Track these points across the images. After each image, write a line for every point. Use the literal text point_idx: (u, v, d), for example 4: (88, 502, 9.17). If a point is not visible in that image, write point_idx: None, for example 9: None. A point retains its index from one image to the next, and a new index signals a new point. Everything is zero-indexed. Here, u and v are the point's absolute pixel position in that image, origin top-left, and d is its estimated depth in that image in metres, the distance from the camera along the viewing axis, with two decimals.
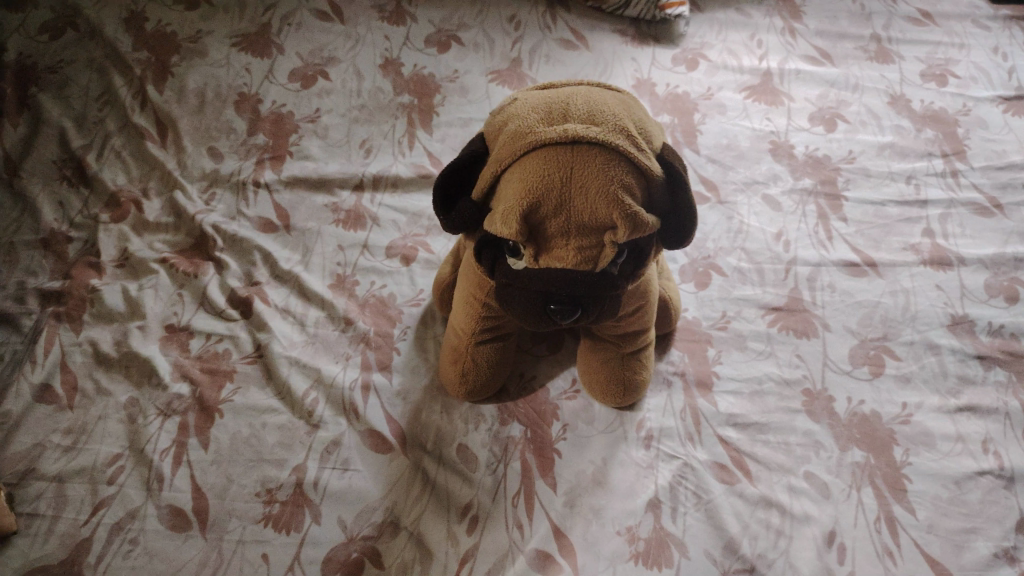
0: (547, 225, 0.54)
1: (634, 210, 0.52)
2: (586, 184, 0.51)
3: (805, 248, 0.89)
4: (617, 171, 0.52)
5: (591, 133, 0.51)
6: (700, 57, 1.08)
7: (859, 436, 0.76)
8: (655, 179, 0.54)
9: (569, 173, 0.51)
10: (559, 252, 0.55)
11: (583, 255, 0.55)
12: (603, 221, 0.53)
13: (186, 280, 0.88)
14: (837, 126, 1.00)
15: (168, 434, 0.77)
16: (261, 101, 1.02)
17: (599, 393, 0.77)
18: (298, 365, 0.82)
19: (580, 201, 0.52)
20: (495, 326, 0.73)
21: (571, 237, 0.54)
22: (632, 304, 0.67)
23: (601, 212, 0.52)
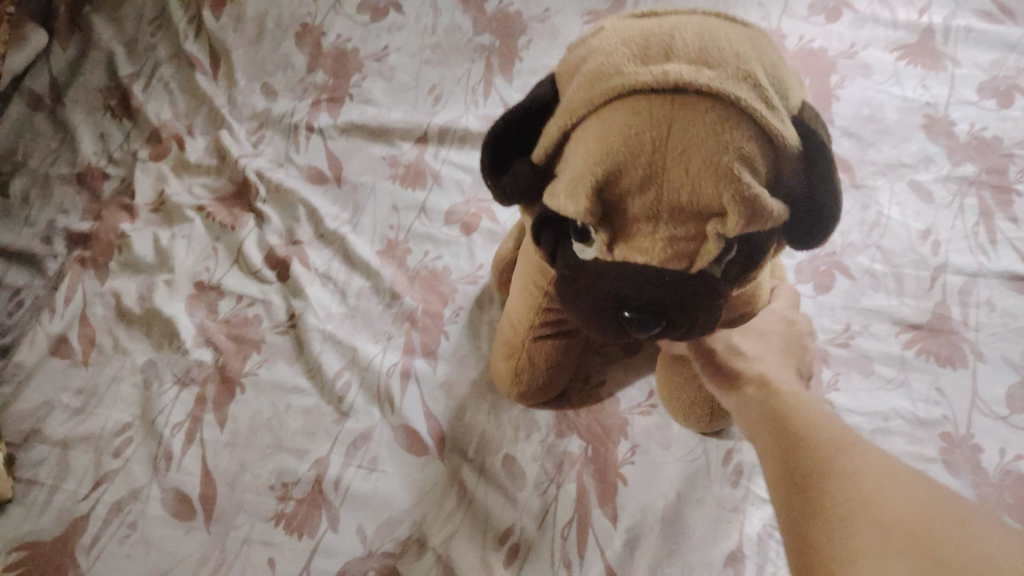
0: (631, 204, 0.39)
1: (754, 193, 0.37)
2: (689, 151, 0.37)
3: (958, 253, 0.71)
4: (733, 136, 0.37)
5: (702, 78, 0.37)
6: (845, 6, 0.89)
7: (1010, 502, 0.59)
8: (787, 149, 0.39)
9: (663, 135, 0.37)
10: (640, 239, 0.40)
11: (678, 250, 0.40)
12: (707, 205, 0.38)
13: (222, 232, 0.78)
14: (1015, 101, 0.80)
15: (183, 406, 0.69)
16: (324, 34, 0.90)
17: (685, 411, 0.62)
18: (333, 342, 0.71)
19: (677, 175, 0.38)
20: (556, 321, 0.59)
21: (662, 223, 0.39)
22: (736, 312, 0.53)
23: (705, 192, 0.38)
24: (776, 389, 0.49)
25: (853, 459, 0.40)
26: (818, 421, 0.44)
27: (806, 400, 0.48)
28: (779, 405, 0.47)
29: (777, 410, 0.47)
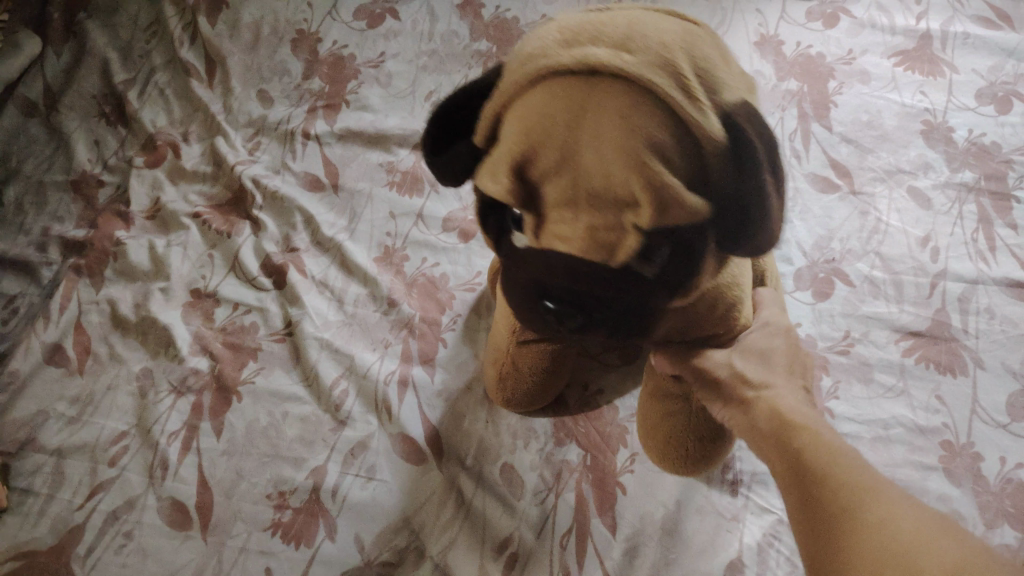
0: (548, 189, 0.38)
1: (669, 184, 0.35)
2: (600, 136, 0.35)
3: (957, 259, 0.71)
4: (646, 122, 0.35)
5: (615, 59, 0.34)
6: (842, 13, 0.88)
7: (1012, 510, 0.58)
8: (716, 145, 0.35)
9: (575, 117, 0.35)
10: (559, 226, 0.38)
11: (596, 241, 0.38)
12: (621, 194, 0.36)
13: (218, 239, 0.78)
14: (1013, 107, 0.80)
15: (180, 415, 0.68)
16: (321, 40, 0.89)
17: (657, 445, 0.60)
18: (329, 350, 0.71)
19: (589, 159, 0.36)
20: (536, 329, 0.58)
21: (579, 210, 0.37)
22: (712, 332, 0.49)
23: (617, 180, 0.35)
24: (786, 411, 0.45)
25: (871, 485, 0.37)
26: (839, 452, 0.40)
27: (818, 424, 0.44)
28: (794, 431, 0.43)
29: (792, 436, 0.43)
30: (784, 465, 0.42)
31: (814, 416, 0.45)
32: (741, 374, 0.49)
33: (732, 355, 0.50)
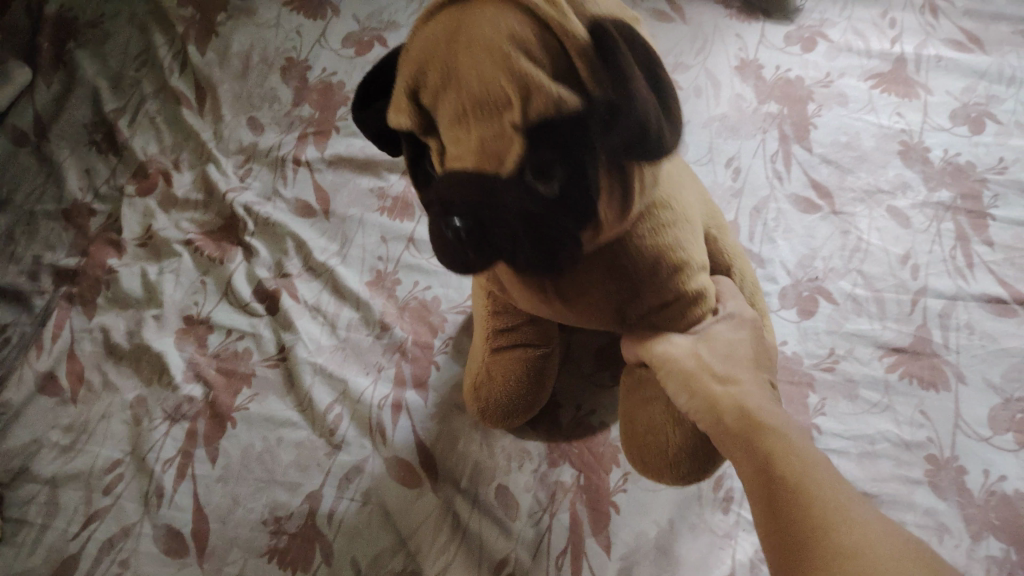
0: (440, 113, 0.39)
1: (537, 78, 0.36)
2: (471, 43, 0.37)
3: (937, 276, 0.73)
4: (513, 30, 0.36)
5: None
6: (819, 37, 0.91)
7: (996, 522, 0.60)
8: (580, 45, 0.37)
9: (451, 36, 0.37)
10: (451, 146, 0.39)
11: (485, 150, 0.37)
12: (495, 95, 0.36)
13: (210, 265, 0.79)
14: (986, 127, 0.82)
15: (174, 442, 0.68)
16: (310, 68, 0.91)
17: (647, 457, 0.56)
18: (323, 374, 0.72)
19: (464, 69, 0.37)
20: (508, 330, 0.61)
21: (465, 123, 0.38)
22: (652, 296, 0.49)
23: (490, 81, 0.36)
24: (755, 411, 0.46)
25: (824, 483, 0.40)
26: (810, 463, 0.42)
27: (786, 427, 0.45)
28: (762, 432, 0.44)
29: (760, 440, 0.44)
30: (752, 468, 0.43)
31: (780, 415, 0.47)
32: (707, 369, 0.50)
33: (695, 345, 0.51)
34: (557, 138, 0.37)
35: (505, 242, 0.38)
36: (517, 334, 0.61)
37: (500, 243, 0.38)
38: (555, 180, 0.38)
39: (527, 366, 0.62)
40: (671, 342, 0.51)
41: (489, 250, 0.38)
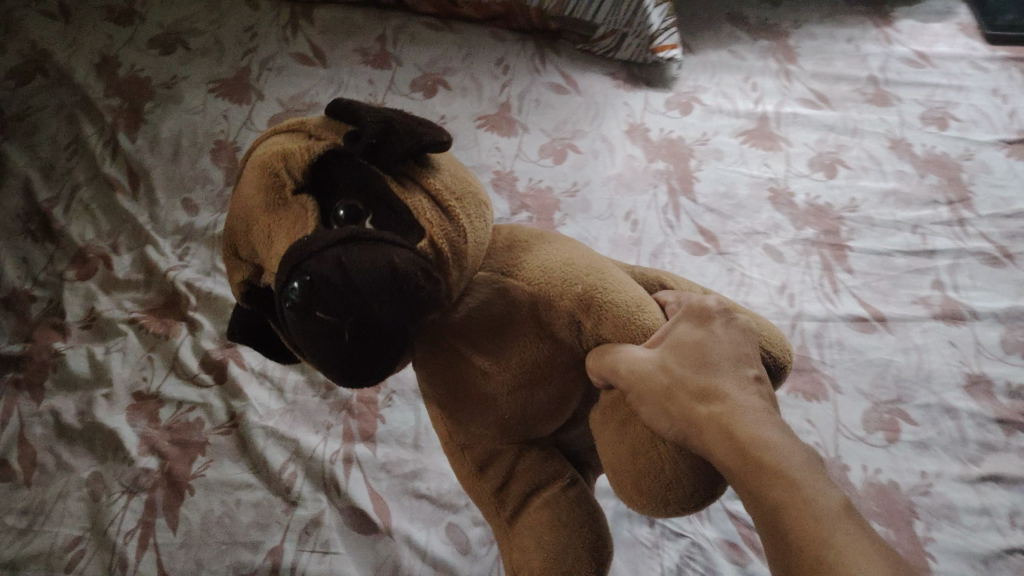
0: (253, 245, 0.42)
1: (293, 154, 0.40)
2: (246, 180, 0.42)
3: (810, 302, 0.85)
4: (269, 146, 0.42)
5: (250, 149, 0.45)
6: (694, 101, 1.04)
7: (876, 508, 0.71)
8: (325, 123, 0.42)
9: (236, 196, 0.43)
10: (271, 262, 0.40)
11: (293, 233, 0.39)
12: (273, 192, 0.40)
13: (156, 341, 0.83)
14: (838, 172, 0.96)
15: (134, 513, 0.71)
16: (239, 149, 0.97)
17: (648, 491, 0.42)
18: (275, 436, 0.76)
19: (246, 200, 0.41)
20: (508, 482, 0.51)
21: (267, 230, 0.40)
22: (562, 303, 0.43)
23: (262, 188, 0.40)
24: (742, 436, 0.37)
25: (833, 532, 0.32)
26: (814, 501, 0.34)
27: (781, 446, 0.36)
28: (758, 464, 0.36)
29: (763, 491, 0.35)
30: (766, 532, 0.35)
31: (780, 435, 0.37)
32: (684, 382, 0.40)
33: (662, 352, 0.42)
34: (343, 185, 0.39)
35: (337, 279, 0.33)
36: (522, 477, 0.50)
37: (334, 284, 0.33)
38: (369, 216, 0.38)
39: (564, 507, 0.49)
40: (637, 357, 0.41)
41: (335, 303, 0.34)
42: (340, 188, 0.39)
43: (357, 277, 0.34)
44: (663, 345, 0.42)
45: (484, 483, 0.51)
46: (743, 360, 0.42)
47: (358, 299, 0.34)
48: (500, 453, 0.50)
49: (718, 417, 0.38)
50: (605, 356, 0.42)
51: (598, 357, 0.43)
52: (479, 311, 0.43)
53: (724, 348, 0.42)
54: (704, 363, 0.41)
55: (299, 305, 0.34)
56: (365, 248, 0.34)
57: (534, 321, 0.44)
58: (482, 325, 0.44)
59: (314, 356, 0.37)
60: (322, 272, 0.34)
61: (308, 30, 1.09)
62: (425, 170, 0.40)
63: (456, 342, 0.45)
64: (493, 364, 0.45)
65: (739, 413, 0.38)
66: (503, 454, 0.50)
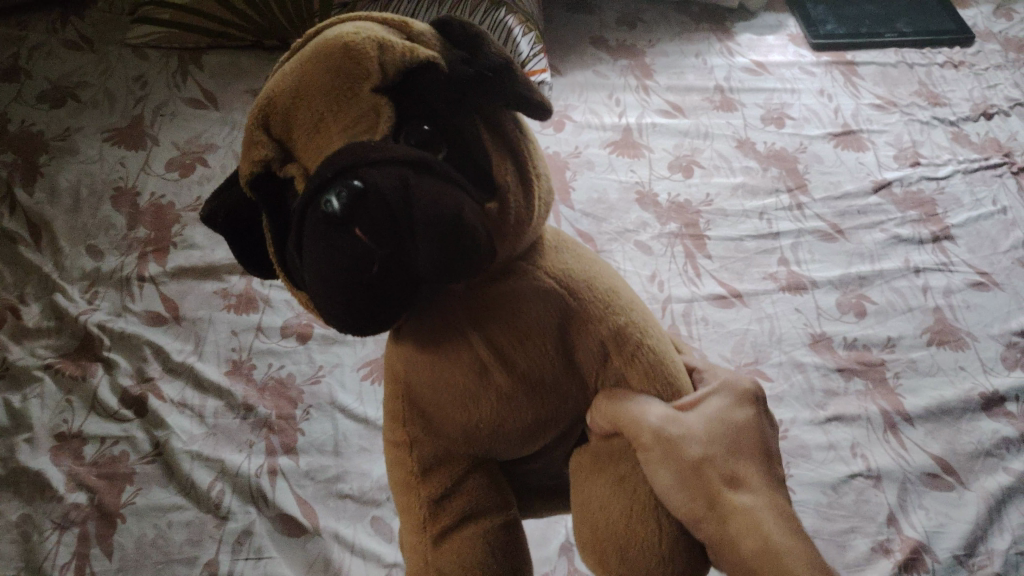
0: (297, 125, 0.42)
1: (391, 49, 0.41)
2: (318, 49, 0.42)
3: (677, 287, 0.96)
4: (356, 30, 0.43)
5: (324, 25, 0.45)
6: (566, 118, 1.15)
7: None
8: (425, 41, 0.44)
9: (297, 61, 0.43)
10: (318, 148, 0.41)
11: (355, 129, 0.40)
12: (348, 76, 0.41)
13: (73, 383, 0.86)
14: (694, 172, 1.09)
15: (67, 547, 0.74)
16: (139, 194, 1.01)
17: (629, 559, 0.44)
18: (200, 459, 0.81)
19: (310, 72, 0.41)
20: (449, 496, 0.48)
21: (322, 115, 0.41)
22: (599, 326, 0.46)
23: (337, 66, 0.41)
24: (761, 528, 0.43)
25: None
26: None
27: (790, 548, 0.43)
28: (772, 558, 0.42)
29: None
30: None
31: (790, 538, 0.43)
32: (709, 456, 0.45)
33: (691, 422, 0.46)
34: (419, 105, 0.42)
35: (395, 200, 0.36)
36: (466, 496, 0.48)
37: (389, 201, 0.36)
38: (441, 148, 0.42)
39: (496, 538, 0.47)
40: (677, 418, 0.46)
41: (382, 224, 0.36)
42: (413, 107, 0.42)
43: (415, 210, 0.36)
44: (699, 412, 0.48)
45: (423, 489, 0.48)
46: (768, 453, 0.48)
47: (408, 231, 0.37)
48: (449, 458, 0.48)
49: (737, 503, 0.44)
50: (625, 404, 0.46)
51: (614, 402, 0.46)
52: (514, 299, 0.45)
53: (751, 437, 0.48)
54: (730, 444, 0.46)
55: (334, 215, 0.36)
56: (431, 188, 0.37)
57: (558, 331, 0.46)
58: (524, 305, 0.45)
59: (317, 274, 0.38)
60: (381, 185, 0.36)
61: (197, 74, 1.14)
62: (494, 136, 0.44)
63: (468, 318, 0.45)
64: (498, 360, 0.44)
65: (757, 506, 0.44)
66: (452, 460, 0.48)
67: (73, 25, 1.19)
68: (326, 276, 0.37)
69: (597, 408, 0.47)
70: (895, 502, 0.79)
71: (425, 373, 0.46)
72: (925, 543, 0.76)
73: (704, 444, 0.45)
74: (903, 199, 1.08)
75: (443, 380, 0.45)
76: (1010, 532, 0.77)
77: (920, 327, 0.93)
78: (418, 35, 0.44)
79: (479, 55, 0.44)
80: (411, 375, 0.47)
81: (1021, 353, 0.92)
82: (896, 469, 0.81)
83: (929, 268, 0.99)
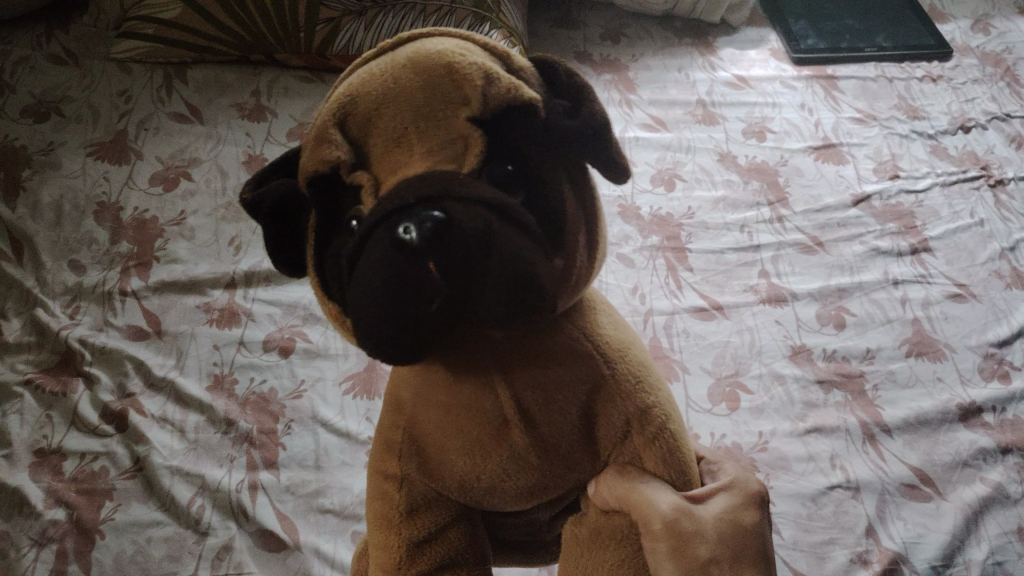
0: (375, 136, 0.41)
1: (494, 79, 0.41)
2: (418, 61, 0.42)
3: (659, 299, 0.97)
4: (461, 50, 0.43)
5: (422, 37, 0.45)
6: None
7: None
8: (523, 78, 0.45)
9: (390, 65, 0.42)
10: (392, 163, 0.41)
11: (439, 155, 0.40)
12: (447, 100, 0.41)
13: (54, 399, 0.85)
14: (676, 186, 1.10)
15: (45, 564, 0.74)
16: (122, 209, 1.01)
17: None
18: (180, 474, 0.80)
19: (405, 81, 0.41)
20: (430, 541, 0.48)
21: (406, 130, 0.41)
22: (627, 401, 0.46)
23: (437, 86, 0.41)
24: None
25: None
26: None
27: None
28: None
29: None
30: None
31: None
32: (714, 557, 0.45)
33: (701, 516, 0.46)
34: (502, 144, 0.42)
35: (474, 242, 0.36)
36: (447, 544, 0.48)
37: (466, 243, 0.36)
38: (519, 193, 0.42)
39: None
40: (690, 511, 0.46)
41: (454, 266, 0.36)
42: (499, 147, 0.42)
43: (493, 256, 0.37)
44: (710, 508, 0.48)
45: (406, 529, 0.48)
46: (769, 558, 0.48)
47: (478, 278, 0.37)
48: (438, 498, 0.48)
49: None
50: (635, 487, 0.46)
51: (625, 482, 0.46)
52: (568, 349, 0.46)
53: (755, 539, 0.48)
54: (734, 545, 0.46)
55: (410, 245, 0.36)
56: (510, 240, 0.37)
57: (593, 392, 0.46)
58: (565, 361, 0.46)
59: (367, 299, 0.37)
60: (464, 224, 0.36)
61: (182, 89, 1.15)
62: (574, 188, 0.45)
63: (522, 358, 0.45)
64: (521, 416, 0.45)
65: None
66: (440, 504, 0.48)
67: (58, 39, 1.19)
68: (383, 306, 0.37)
69: (606, 486, 0.47)
70: (874, 513, 0.79)
71: (452, 407, 0.46)
72: (902, 554, 0.76)
73: (710, 544, 0.46)
74: (882, 211, 1.09)
75: (469, 419, 0.46)
76: (987, 542, 0.78)
77: (898, 339, 0.94)
78: (519, 69, 0.45)
79: (583, 109, 0.45)
80: (430, 408, 0.47)
81: (998, 364, 0.93)
82: (875, 480, 0.82)
83: (907, 280, 1.00)
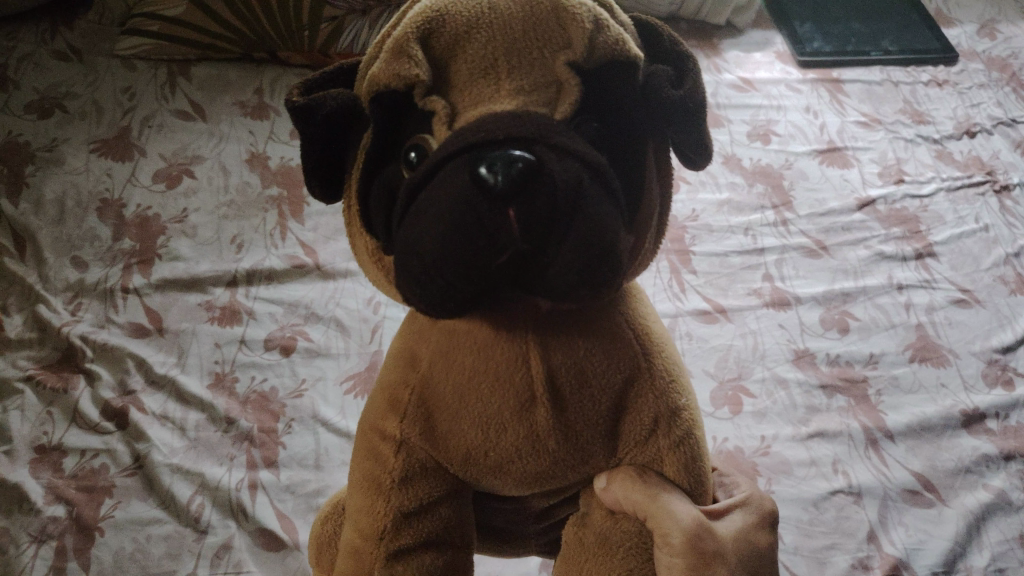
0: (460, 63, 0.40)
1: (602, 28, 0.40)
2: None
3: (662, 302, 0.96)
4: None
5: None
6: None
7: None
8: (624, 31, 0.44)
9: None
10: (474, 93, 0.39)
11: (529, 95, 0.39)
12: (548, 42, 0.39)
13: (55, 395, 0.85)
14: (680, 189, 1.10)
15: (45, 561, 0.74)
16: (125, 205, 1.01)
17: None
18: (180, 472, 0.80)
19: (509, 14, 0.40)
20: (421, 512, 0.47)
21: (496, 62, 0.39)
22: (661, 397, 0.46)
23: (539, 25, 0.39)
24: None
25: None
26: None
27: None
28: None
29: None
30: None
31: None
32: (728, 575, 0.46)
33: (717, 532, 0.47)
34: (597, 100, 0.41)
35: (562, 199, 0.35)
36: (437, 519, 0.48)
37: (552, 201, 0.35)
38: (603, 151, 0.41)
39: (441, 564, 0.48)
40: (707, 527, 0.47)
41: (535, 219, 0.35)
42: (592, 99, 0.40)
43: (576, 218, 0.36)
44: (725, 526, 0.48)
45: (399, 496, 0.47)
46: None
47: (554, 239, 0.36)
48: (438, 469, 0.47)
49: None
50: (656, 497, 0.45)
51: (647, 493, 0.45)
52: (613, 330, 0.46)
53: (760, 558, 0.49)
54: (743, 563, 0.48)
55: (492, 186, 0.34)
56: (596, 203, 0.37)
57: (627, 383, 0.46)
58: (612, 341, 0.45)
59: (432, 234, 0.36)
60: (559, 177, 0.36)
61: (186, 87, 1.14)
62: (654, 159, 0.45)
63: (574, 325, 0.45)
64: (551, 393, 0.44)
65: None
66: (437, 476, 0.47)
67: (62, 35, 1.19)
68: (451, 246, 0.35)
69: (621, 492, 0.46)
70: (875, 519, 0.79)
71: (492, 368, 0.44)
72: (904, 560, 0.76)
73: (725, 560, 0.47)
74: (887, 216, 1.09)
75: (511, 381, 0.44)
76: (989, 549, 0.78)
77: (902, 344, 0.94)
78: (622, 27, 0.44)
79: (686, 80, 0.44)
80: (461, 364, 0.45)
81: (1002, 370, 0.92)
82: (877, 485, 0.81)
83: (911, 285, 1.00)
